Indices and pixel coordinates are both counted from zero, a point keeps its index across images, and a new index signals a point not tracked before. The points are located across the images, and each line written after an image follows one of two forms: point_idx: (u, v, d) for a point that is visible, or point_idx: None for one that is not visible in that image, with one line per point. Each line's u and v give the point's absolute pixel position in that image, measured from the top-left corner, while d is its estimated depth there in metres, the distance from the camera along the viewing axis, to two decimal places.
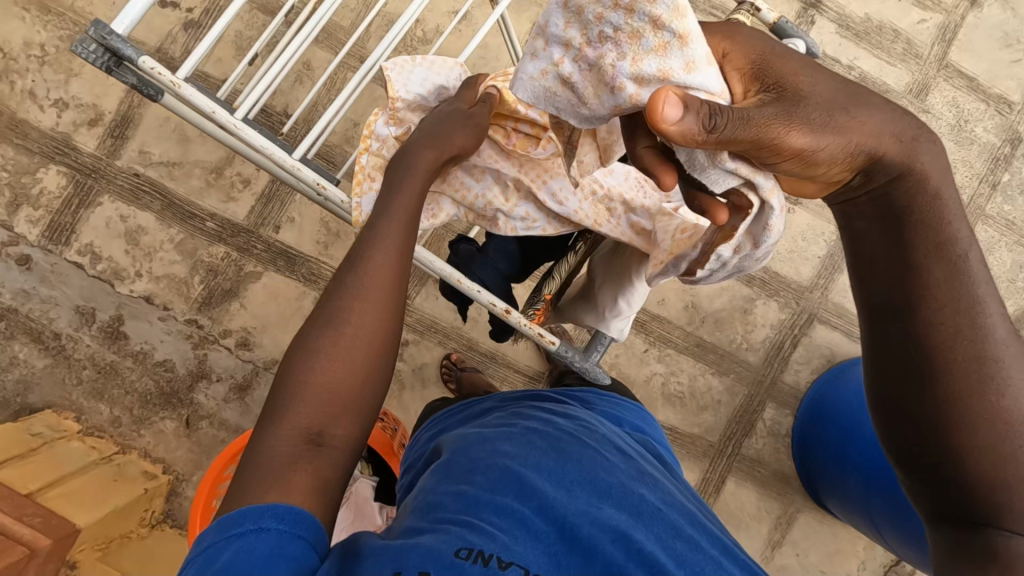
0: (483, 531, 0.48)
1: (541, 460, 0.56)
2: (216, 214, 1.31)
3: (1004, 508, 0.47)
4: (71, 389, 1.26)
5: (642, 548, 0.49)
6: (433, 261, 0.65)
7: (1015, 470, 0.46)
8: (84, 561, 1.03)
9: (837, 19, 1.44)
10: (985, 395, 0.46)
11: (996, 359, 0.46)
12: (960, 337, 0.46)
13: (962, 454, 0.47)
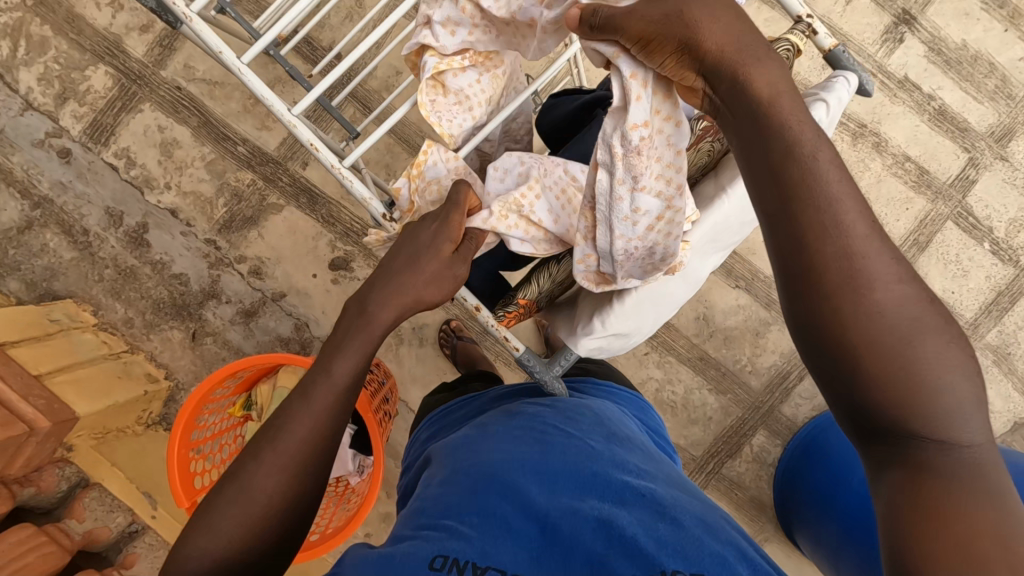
0: (460, 535, 0.45)
1: (524, 457, 0.54)
2: (249, 140, 1.32)
3: (913, 419, 0.40)
4: (92, 284, 1.32)
5: (623, 534, 0.45)
6: None
7: (913, 375, 0.40)
8: (81, 446, 1.13)
9: (929, 41, 1.32)
10: (861, 304, 0.41)
11: (861, 261, 0.41)
12: (824, 235, 0.42)
13: (852, 369, 0.41)
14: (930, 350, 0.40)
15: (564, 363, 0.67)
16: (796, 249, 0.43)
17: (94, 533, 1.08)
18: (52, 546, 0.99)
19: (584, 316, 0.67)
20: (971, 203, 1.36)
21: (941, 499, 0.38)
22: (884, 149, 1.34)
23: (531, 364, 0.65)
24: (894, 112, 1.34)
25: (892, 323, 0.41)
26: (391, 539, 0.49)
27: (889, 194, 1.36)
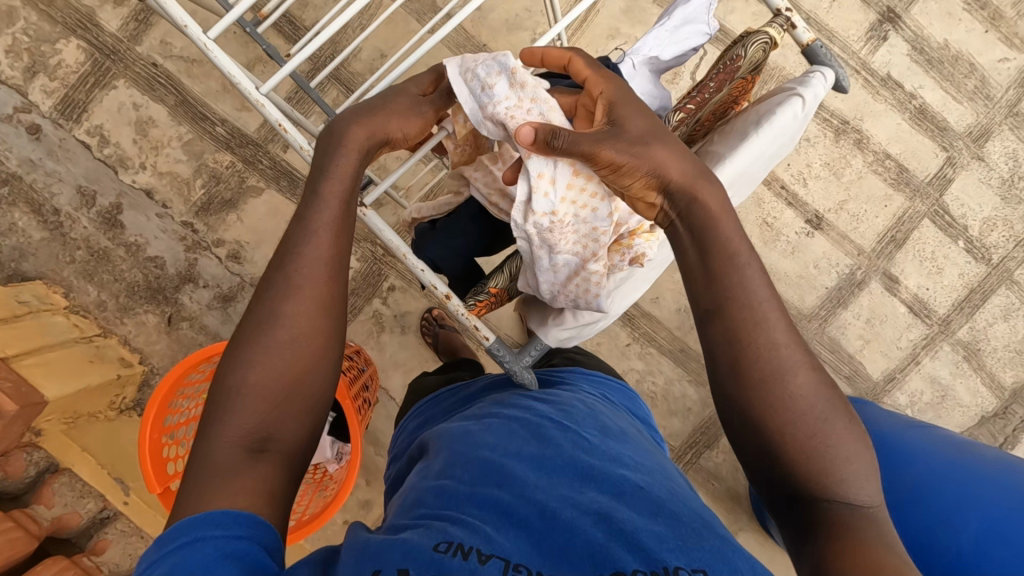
0: (462, 526, 0.44)
1: (522, 451, 0.53)
2: (228, 121, 1.29)
3: (830, 479, 0.46)
4: (63, 265, 1.29)
5: (624, 527, 0.44)
6: (383, 231, 0.61)
7: (823, 443, 0.47)
8: (50, 430, 1.10)
9: (912, 39, 1.33)
10: (777, 390, 0.48)
11: (774, 351, 0.48)
12: (750, 325, 0.49)
13: (777, 440, 0.48)
14: (837, 425, 0.48)
15: (535, 352, 0.66)
16: (732, 333, 0.49)
17: (63, 519, 1.05)
18: (19, 531, 0.96)
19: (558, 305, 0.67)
20: (947, 201, 1.39)
21: (859, 539, 0.43)
22: (865, 146, 1.36)
23: (500, 353, 0.64)
24: (876, 110, 1.35)
25: (804, 407, 0.47)
26: (388, 529, 0.47)
27: (868, 191, 1.38)
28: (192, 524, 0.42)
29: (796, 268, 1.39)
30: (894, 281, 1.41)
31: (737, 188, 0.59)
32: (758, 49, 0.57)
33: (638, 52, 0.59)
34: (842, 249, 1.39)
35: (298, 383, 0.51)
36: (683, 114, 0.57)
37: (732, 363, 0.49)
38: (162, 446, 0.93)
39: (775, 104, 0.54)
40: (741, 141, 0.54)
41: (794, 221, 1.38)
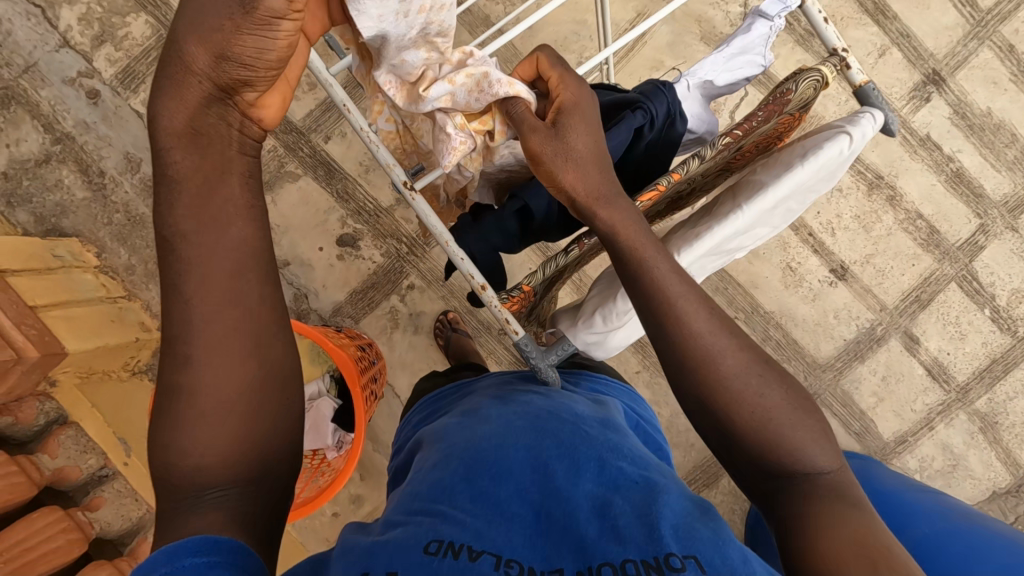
0: (452, 521, 0.45)
1: (516, 438, 0.54)
2: None
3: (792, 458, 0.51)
4: (100, 226, 1.33)
5: (616, 522, 0.46)
6: (429, 216, 0.62)
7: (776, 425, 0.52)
8: (64, 382, 1.13)
9: (955, 103, 1.34)
10: (732, 401, 0.52)
11: (720, 366, 0.53)
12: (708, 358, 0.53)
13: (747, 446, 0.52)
14: (784, 416, 0.52)
15: (561, 352, 0.66)
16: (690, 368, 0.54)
17: (65, 471, 1.07)
18: (22, 477, 0.98)
19: (589, 310, 0.68)
20: (976, 267, 1.37)
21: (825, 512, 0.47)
22: (897, 203, 1.35)
23: (527, 349, 0.64)
24: (912, 168, 1.35)
25: (752, 409, 0.52)
26: (385, 523, 0.48)
27: (896, 247, 1.37)
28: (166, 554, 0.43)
29: (816, 316, 1.38)
30: (914, 342, 1.39)
31: (775, 216, 0.60)
32: (809, 86, 0.58)
33: (694, 75, 0.61)
34: (865, 303, 1.38)
35: (230, 389, 0.48)
36: (729, 139, 0.57)
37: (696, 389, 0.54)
38: None
39: (821, 140, 0.55)
40: (784, 172, 0.55)
41: (818, 269, 1.38)
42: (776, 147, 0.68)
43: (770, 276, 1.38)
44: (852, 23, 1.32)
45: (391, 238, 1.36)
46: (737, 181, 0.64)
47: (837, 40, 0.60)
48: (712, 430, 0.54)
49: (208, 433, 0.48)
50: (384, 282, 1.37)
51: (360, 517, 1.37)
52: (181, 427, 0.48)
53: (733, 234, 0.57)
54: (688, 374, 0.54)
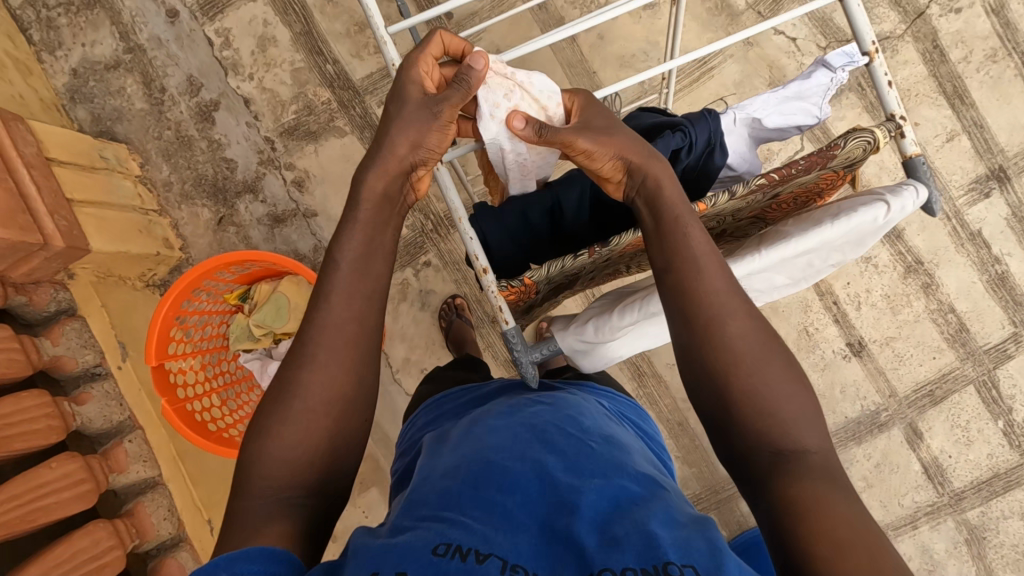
0: (461, 526, 0.44)
1: (526, 452, 0.53)
2: (340, 63, 1.36)
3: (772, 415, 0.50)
4: (149, 139, 1.37)
5: (615, 533, 0.44)
6: (449, 190, 0.62)
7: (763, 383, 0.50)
8: (81, 277, 1.17)
9: (1014, 205, 1.29)
10: (726, 351, 0.51)
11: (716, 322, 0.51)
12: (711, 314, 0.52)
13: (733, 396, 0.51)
14: (772, 374, 0.51)
15: (546, 351, 0.65)
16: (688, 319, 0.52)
17: (62, 360, 1.08)
18: (19, 355, 1.00)
19: (586, 317, 0.68)
20: (999, 376, 1.32)
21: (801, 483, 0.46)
22: (932, 292, 1.31)
23: (514, 341, 0.63)
24: (955, 260, 1.31)
25: (741, 356, 0.51)
26: (389, 529, 0.47)
27: (920, 336, 1.33)
28: (217, 564, 0.42)
29: (822, 387, 1.35)
30: (917, 436, 1.34)
31: (801, 271, 0.59)
32: (858, 147, 0.55)
33: (743, 109, 0.60)
34: (875, 385, 1.34)
35: (342, 394, 0.54)
36: (764, 181, 0.55)
37: (693, 339, 0.52)
38: (174, 335, 0.98)
39: (858, 202, 0.54)
40: (813, 226, 0.54)
41: (835, 339, 1.34)
42: (816, 202, 0.66)
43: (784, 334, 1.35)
44: (925, 101, 1.29)
45: (419, 213, 1.37)
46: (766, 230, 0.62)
47: (897, 105, 0.58)
48: (703, 384, 0.52)
49: (302, 434, 0.52)
50: (403, 253, 1.38)
51: None
52: (281, 425, 0.52)
53: (748, 274, 0.57)
54: (688, 317, 0.52)
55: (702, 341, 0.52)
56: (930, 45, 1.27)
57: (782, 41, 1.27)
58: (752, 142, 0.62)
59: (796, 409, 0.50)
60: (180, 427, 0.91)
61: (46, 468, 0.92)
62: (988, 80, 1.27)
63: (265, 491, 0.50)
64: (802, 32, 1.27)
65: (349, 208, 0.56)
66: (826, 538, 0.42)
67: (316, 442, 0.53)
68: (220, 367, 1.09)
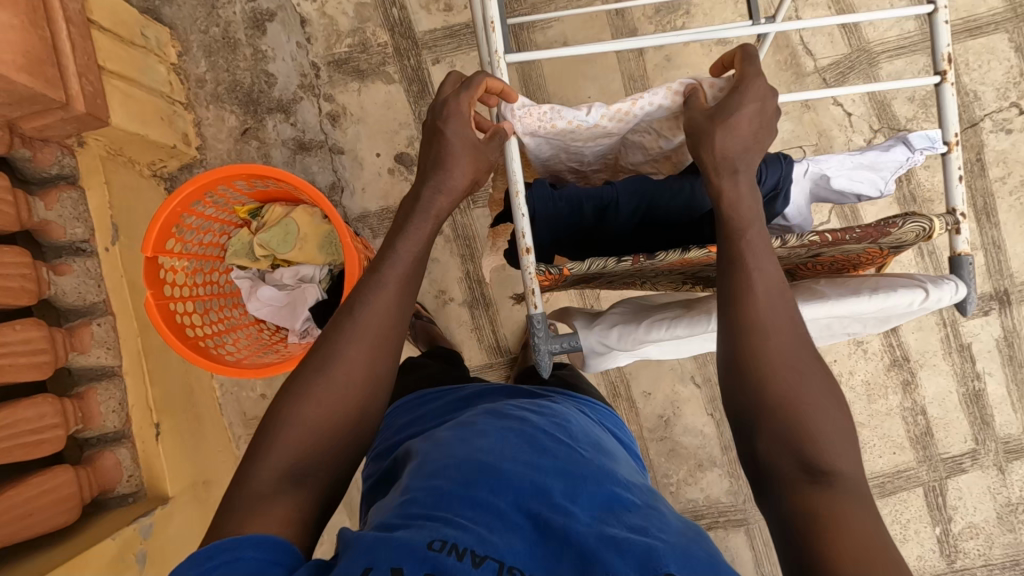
0: (457, 525, 0.44)
1: (519, 451, 0.53)
2: (406, 10, 1.33)
3: (804, 430, 0.50)
4: (195, 30, 1.33)
5: (611, 536, 0.44)
6: (513, 162, 0.61)
7: (802, 400, 0.50)
8: (90, 148, 1.13)
9: (1007, 329, 1.33)
10: (768, 352, 0.52)
11: (761, 330, 0.52)
12: (757, 328, 0.52)
13: (768, 404, 0.51)
14: (813, 385, 0.51)
15: (565, 344, 0.64)
16: (737, 314, 0.53)
17: (49, 227, 1.04)
18: (9, 211, 0.97)
19: (608, 321, 0.68)
20: (949, 486, 1.36)
21: (829, 507, 0.46)
22: (910, 390, 1.34)
23: (537, 328, 0.62)
24: (938, 366, 1.34)
25: (789, 358, 0.52)
26: (379, 524, 0.47)
27: (887, 430, 1.36)
28: (228, 545, 0.48)
29: None
30: None
31: (819, 331, 0.59)
32: (911, 230, 0.57)
33: (816, 164, 0.60)
34: None
35: (349, 396, 0.59)
36: (814, 238, 0.55)
37: (733, 344, 0.53)
38: (172, 236, 0.94)
39: (899, 284, 0.54)
40: (850, 294, 0.54)
41: None
42: (851, 271, 0.67)
43: None
44: None
45: None
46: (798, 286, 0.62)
47: (958, 202, 0.59)
48: (739, 388, 0.52)
49: (313, 421, 0.57)
50: None
51: None
52: (294, 411, 0.57)
53: None
54: (735, 326, 0.53)
55: (746, 344, 0.52)
56: (973, 156, 1.30)
57: (838, 112, 1.29)
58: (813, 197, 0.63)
59: (833, 426, 0.50)
60: (158, 326, 0.88)
61: (9, 329, 0.89)
62: (1018, 205, 1.30)
63: (272, 470, 0.55)
64: (860, 110, 1.29)
65: (392, 242, 0.62)
66: (843, 557, 0.43)
67: (321, 429, 0.57)
68: (209, 277, 1.05)
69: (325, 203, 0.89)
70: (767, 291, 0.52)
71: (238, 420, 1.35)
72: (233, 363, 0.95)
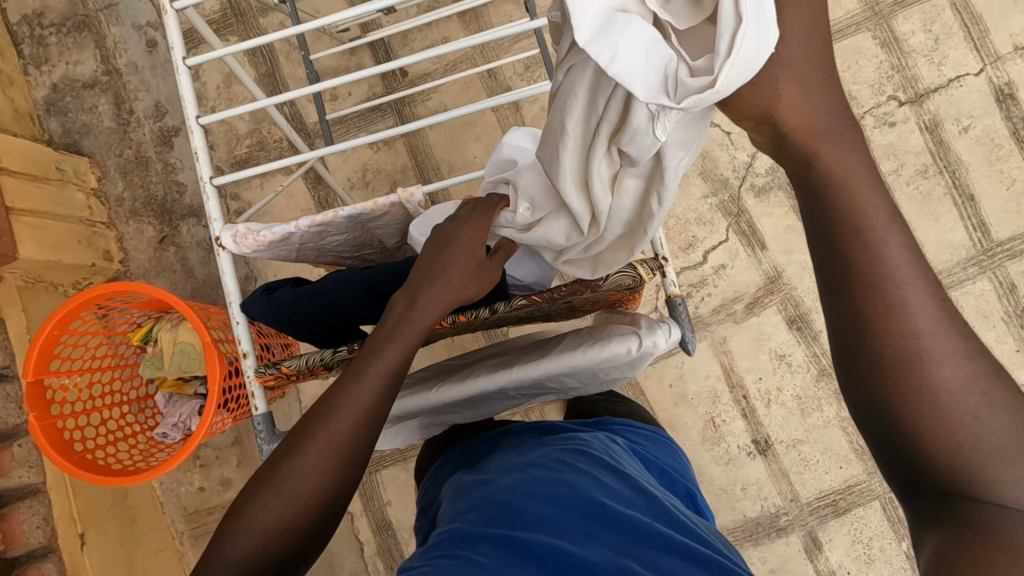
0: (477, 561, 0.52)
1: (596, 478, 0.66)
2: (296, 106, 1.43)
3: (997, 486, 0.45)
4: (110, 156, 1.45)
5: (566, 528, 0.58)
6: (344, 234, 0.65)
7: (974, 428, 0.46)
8: (8, 281, 1.21)
9: None
10: (926, 373, 0.46)
11: (914, 349, 0.46)
12: (890, 323, 0.46)
13: (922, 432, 0.46)
14: (991, 422, 0.46)
15: (577, 379, 0.60)
16: (878, 385, 0.48)
17: None
18: None
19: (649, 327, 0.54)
20: None
21: (941, 405, 0.46)
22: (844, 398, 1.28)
23: (260, 427, 0.70)
24: None
25: (959, 393, 0.46)
26: (430, 545, 0.58)
27: (828, 443, 1.28)
28: None
29: (721, 481, 1.29)
30: (816, 547, 1.26)
31: (592, 379, 0.61)
32: (622, 277, 0.60)
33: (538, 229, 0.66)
34: (778, 487, 1.28)
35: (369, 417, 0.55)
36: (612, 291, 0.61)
37: (873, 366, 0.48)
38: (59, 354, 0.98)
39: (612, 333, 0.54)
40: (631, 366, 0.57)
41: (740, 435, 1.30)
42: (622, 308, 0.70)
43: (689, 423, 1.31)
44: None
45: None
46: (586, 328, 0.64)
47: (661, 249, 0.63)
48: (887, 426, 0.48)
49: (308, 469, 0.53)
50: None
51: (221, 501, 1.37)
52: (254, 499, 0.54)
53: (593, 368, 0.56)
54: (889, 357, 0.47)
55: (895, 391, 0.47)
56: None
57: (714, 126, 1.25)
58: (527, 258, 0.70)
59: (1005, 425, 0.46)
60: (58, 454, 0.93)
61: None
62: (917, 194, 1.28)
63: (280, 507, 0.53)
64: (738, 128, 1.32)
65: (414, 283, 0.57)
66: (953, 452, 0.46)
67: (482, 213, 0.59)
68: (111, 386, 1.08)
69: (189, 308, 0.92)
70: (921, 306, 0.46)
71: (179, 516, 1.37)
72: (123, 472, 0.98)
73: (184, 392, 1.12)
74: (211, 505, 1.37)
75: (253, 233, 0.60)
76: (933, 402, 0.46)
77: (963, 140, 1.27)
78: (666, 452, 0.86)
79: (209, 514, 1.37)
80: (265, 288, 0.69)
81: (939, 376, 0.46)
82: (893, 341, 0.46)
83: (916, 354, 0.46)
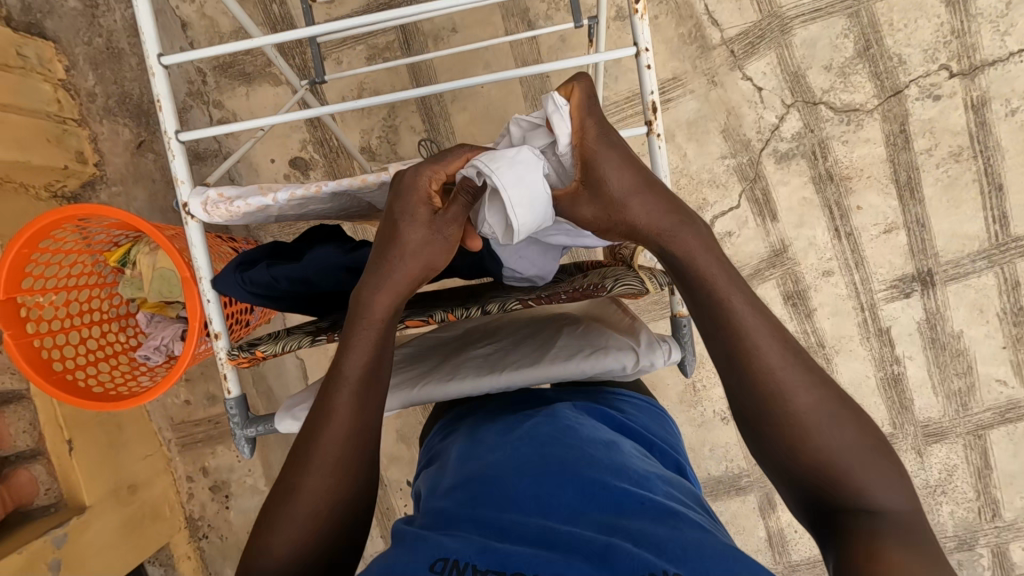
0: (455, 543, 0.49)
1: (589, 448, 0.58)
2: (286, 5, 1.27)
3: (863, 493, 0.49)
4: (77, 42, 1.30)
5: (553, 507, 0.52)
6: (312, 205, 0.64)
7: (831, 444, 0.50)
8: None
9: (930, 311, 1.26)
10: (785, 397, 0.51)
11: (774, 380, 0.52)
12: (742, 352, 0.52)
13: (798, 457, 0.51)
14: (846, 435, 0.50)
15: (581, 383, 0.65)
16: (758, 417, 0.53)
17: None
18: None
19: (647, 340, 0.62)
20: None
21: (803, 429, 0.51)
22: None
23: (233, 409, 0.72)
24: (854, 351, 1.29)
25: (815, 414, 0.51)
26: (423, 525, 0.54)
27: None
28: None
29: (691, 442, 1.34)
30: (770, 507, 1.35)
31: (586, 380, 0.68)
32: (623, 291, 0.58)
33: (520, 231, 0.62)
34: (745, 451, 1.34)
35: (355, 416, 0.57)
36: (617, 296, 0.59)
37: (750, 396, 0.53)
38: (31, 271, 0.94)
39: (615, 346, 0.61)
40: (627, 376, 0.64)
41: (718, 400, 1.33)
42: (618, 304, 0.73)
43: (670, 384, 1.34)
44: (875, 186, 1.23)
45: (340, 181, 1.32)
46: (584, 324, 0.70)
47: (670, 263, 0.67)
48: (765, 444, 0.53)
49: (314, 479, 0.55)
50: None
51: (207, 415, 1.42)
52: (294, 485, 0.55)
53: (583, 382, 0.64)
54: (749, 384, 0.52)
55: (768, 415, 0.52)
56: (896, 128, 1.21)
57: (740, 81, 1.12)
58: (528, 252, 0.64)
59: (849, 441, 0.50)
60: (38, 376, 0.92)
61: None
62: (944, 178, 1.21)
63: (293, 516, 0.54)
64: (770, 85, 1.22)
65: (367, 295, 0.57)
66: (824, 466, 0.50)
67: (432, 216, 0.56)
68: (89, 304, 1.05)
69: (166, 241, 0.87)
70: (761, 342, 0.52)
71: (166, 425, 1.41)
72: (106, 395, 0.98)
73: (166, 315, 1.10)
74: (198, 418, 1.41)
75: (225, 203, 0.61)
76: (792, 422, 0.51)
77: (1009, 124, 1.18)
78: (649, 412, 0.74)
79: (195, 426, 1.41)
80: (236, 264, 0.66)
81: (793, 400, 0.51)
82: (752, 368, 0.52)
83: (776, 387, 0.52)
